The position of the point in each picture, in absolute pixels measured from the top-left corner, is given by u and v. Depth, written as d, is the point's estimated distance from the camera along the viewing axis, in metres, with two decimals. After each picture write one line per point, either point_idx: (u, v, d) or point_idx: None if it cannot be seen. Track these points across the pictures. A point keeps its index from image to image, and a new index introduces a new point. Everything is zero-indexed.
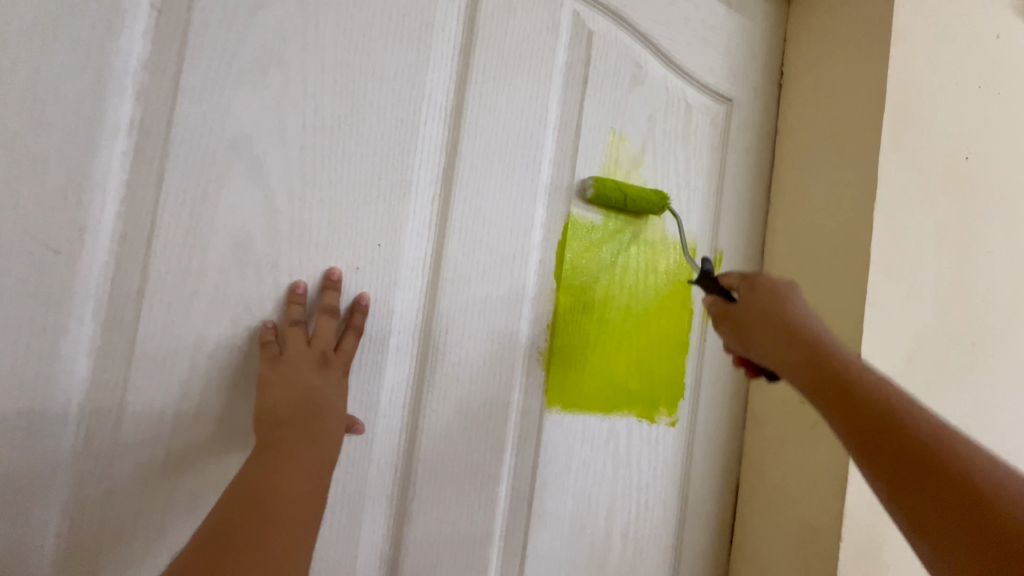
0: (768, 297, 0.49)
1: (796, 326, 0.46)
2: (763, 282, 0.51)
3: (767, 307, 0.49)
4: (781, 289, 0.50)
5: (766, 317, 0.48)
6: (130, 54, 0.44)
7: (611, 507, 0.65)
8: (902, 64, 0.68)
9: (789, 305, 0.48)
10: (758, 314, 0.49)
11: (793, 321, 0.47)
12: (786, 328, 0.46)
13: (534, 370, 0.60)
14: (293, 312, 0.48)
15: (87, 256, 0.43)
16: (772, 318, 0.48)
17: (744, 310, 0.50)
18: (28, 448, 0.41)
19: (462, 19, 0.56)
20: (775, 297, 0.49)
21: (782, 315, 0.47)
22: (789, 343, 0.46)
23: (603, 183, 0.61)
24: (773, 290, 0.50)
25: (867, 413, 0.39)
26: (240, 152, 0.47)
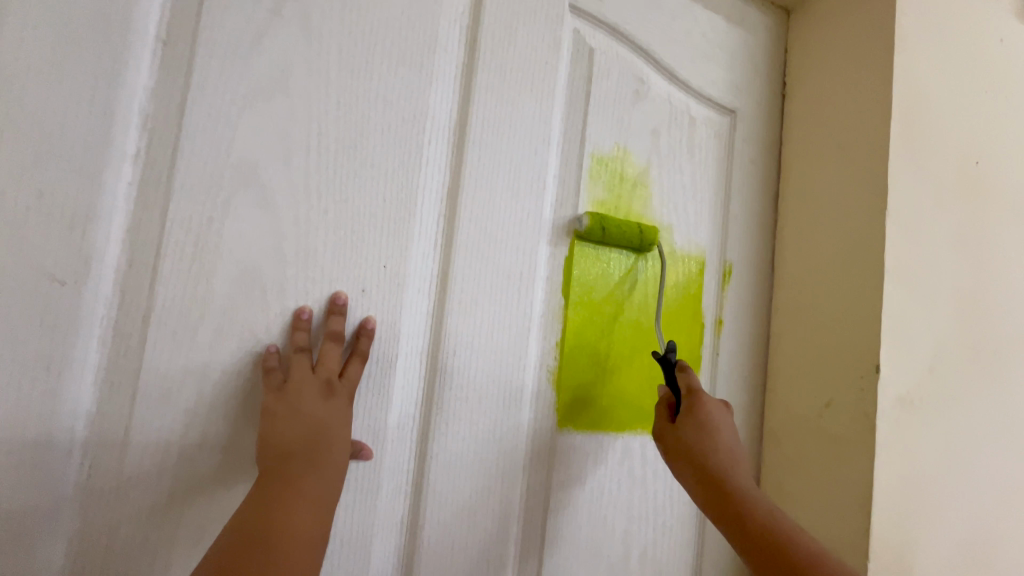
0: (694, 430, 0.54)
1: (713, 468, 0.51)
2: (694, 407, 0.55)
3: (694, 445, 0.53)
4: (706, 419, 0.54)
5: (690, 453, 0.53)
6: (136, 84, 0.44)
7: (628, 529, 0.63)
8: (907, 70, 0.67)
9: (708, 441, 0.53)
10: (687, 451, 0.53)
11: (713, 463, 0.52)
12: (708, 469, 0.51)
13: (544, 389, 0.59)
14: (298, 338, 0.47)
15: (93, 285, 0.43)
16: (692, 460, 0.53)
17: (673, 440, 0.55)
18: (31, 482, 0.40)
19: (464, 41, 0.56)
20: (699, 434, 0.53)
21: (703, 455, 0.52)
22: (707, 485, 0.51)
23: (596, 222, 0.59)
24: (700, 423, 0.54)
25: (776, 567, 0.45)
26: (245, 178, 0.47)
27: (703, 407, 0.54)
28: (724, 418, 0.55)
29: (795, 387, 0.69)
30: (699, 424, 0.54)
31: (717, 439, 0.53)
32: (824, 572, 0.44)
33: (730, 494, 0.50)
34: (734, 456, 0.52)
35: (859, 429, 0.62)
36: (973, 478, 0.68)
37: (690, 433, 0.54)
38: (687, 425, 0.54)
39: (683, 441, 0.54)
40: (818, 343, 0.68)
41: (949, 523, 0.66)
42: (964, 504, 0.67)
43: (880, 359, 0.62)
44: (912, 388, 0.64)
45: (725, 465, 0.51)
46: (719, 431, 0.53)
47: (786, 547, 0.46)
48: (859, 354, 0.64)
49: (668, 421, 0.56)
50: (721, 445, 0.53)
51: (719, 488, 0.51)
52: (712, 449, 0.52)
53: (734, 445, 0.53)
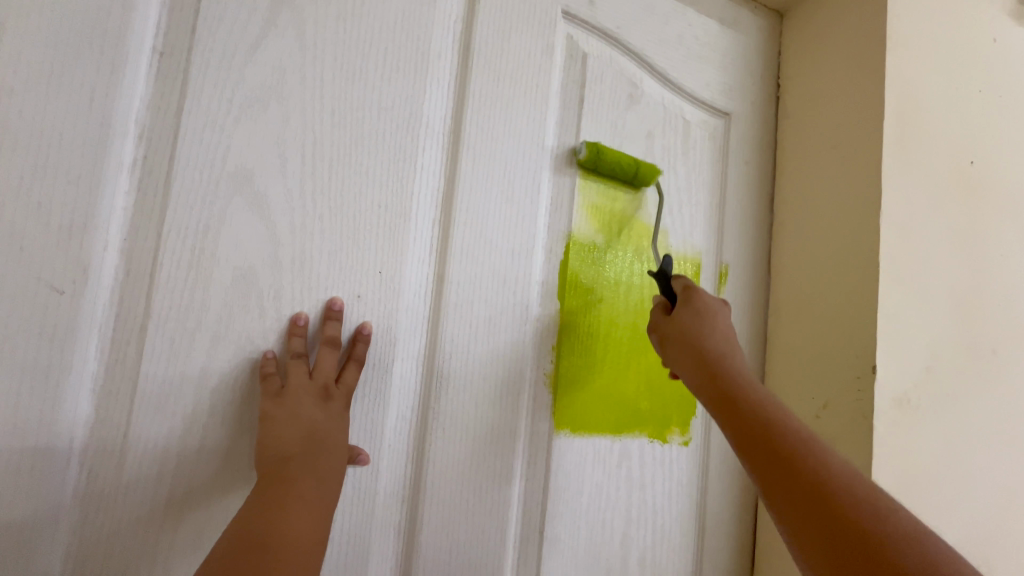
0: (690, 317, 0.50)
1: (708, 348, 0.47)
2: (693, 299, 0.51)
3: (688, 328, 0.49)
4: (705, 308, 0.50)
5: (684, 335, 0.49)
6: (133, 96, 0.45)
7: (626, 532, 0.63)
8: (900, 72, 0.68)
9: (706, 327, 0.49)
10: (680, 334, 0.50)
11: (707, 345, 0.47)
12: (701, 350, 0.47)
13: (540, 392, 0.59)
14: (295, 344, 0.48)
15: (91, 295, 0.43)
16: (686, 338, 0.49)
17: (668, 327, 0.51)
18: (30, 490, 0.40)
19: (458, 47, 0.57)
20: (695, 318, 0.50)
21: (697, 336, 0.48)
22: (698, 360, 0.47)
23: (603, 153, 0.61)
24: (696, 308, 0.51)
25: (761, 441, 0.40)
26: (241, 187, 0.47)
27: (700, 300, 0.51)
28: (722, 313, 0.51)
29: (793, 389, 0.69)
30: (696, 309, 0.50)
31: (714, 324, 0.49)
32: (811, 455, 0.39)
33: (721, 371, 0.46)
34: (734, 346, 0.48)
35: (856, 431, 0.62)
36: (972, 478, 0.68)
37: (686, 320, 0.50)
38: (682, 314, 0.51)
39: (678, 324, 0.50)
40: (815, 345, 0.68)
41: (948, 524, 0.66)
42: (963, 505, 0.67)
43: (876, 360, 0.62)
44: (909, 389, 0.64)
45: (721, 347, 0.47)
46: (716, 318, 0.50)
47: (775, 427, 0.41)
48: (855, 355, 0.64)
49: (663, 314, 0.53)
50: (717, 330, 0.49)
51: (711, 365, 0.46)
52: (708, 332, 0.48)
53: (730, 332, 0.49)
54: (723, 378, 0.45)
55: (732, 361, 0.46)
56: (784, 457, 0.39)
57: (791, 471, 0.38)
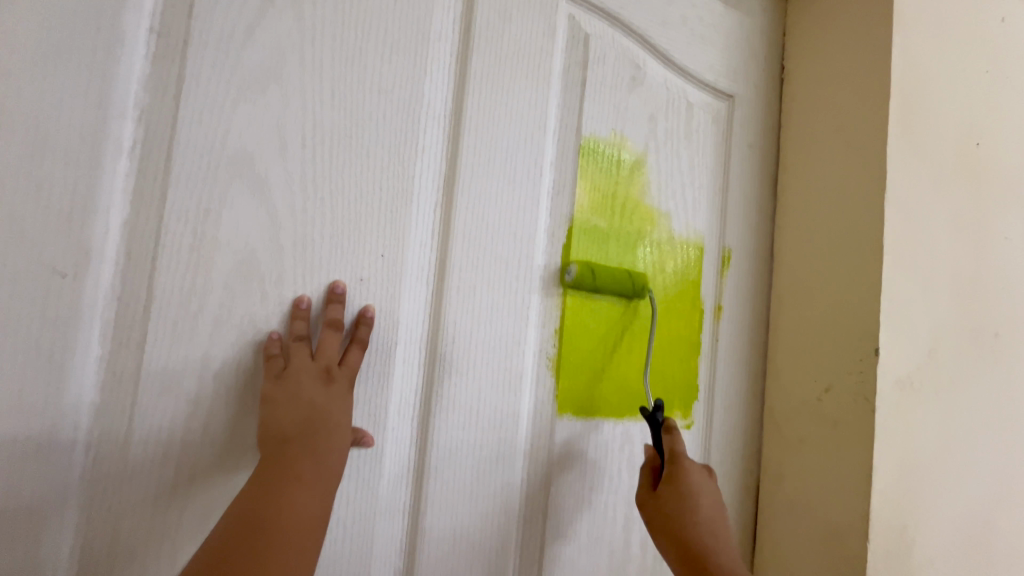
0: (678, 499, 0.55)
1: (696, 547, 0.54)
2: (676, 480, 0.56)
3: (677, 520, 0.55)
4: (690, 488, 0.55)
5: (673, 532, 0.55)
6: (130, 76, 0.44)
7: (629, 515, 0.63)
8: (907, 51, 0.67)
9: (695, 527, 0.55)
10: (667, 522, 0.55)
11: (701, 565, 0.53)
12: (691, 557, 0.54)
13: (543, 375, 0.59)
14: (297, 327, 0.48)
15: (92, 277, 0.43)
16: (676, 547, 0.54)
17: (656, 509, 0.56)
18: (37, 472, 0.41)
19: (459, 29, 0.56)
20: (679, 506, 0.55)
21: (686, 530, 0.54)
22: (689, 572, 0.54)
23: (599, 273, 0.60)
24: (681, 492, 0.55)
25: None
26: (241, 169, 0.47)
27: (684, 470, 0.56)
28: (704, 482, 0.56)
29: (794, 373, 0.69)
30: (679, 491, 0.55)
31: (699, 512, 0.55)
32: None
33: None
34: (716, 523, 0.55)
35: (858, 413, 0.63)
36: (972, 460, 0.68)
37: (671, 500, 0.56)
38: (669, 494, 0.56)
39: (665, 511, 0.56)
40: (816, 328, 0.68)
41: (948, 505, 0.66)
42: (964, 487, 0.67)
43: (879, 343, 0.62)
44: (911, 370, 0.64)
45: (707, 533, 0.54)
46: (699, 495, 0.56)
47: None
48: (857, 337, 0.64)
49: (648, 492, 0.58)
50: (701, 513, 0.55)
51: (702, 566, 0.53)
52: (698, 534, 0.54)
53: (712, 506, 0.56)
54: None
55: (719, 549, 0.54)
56: None
57: None
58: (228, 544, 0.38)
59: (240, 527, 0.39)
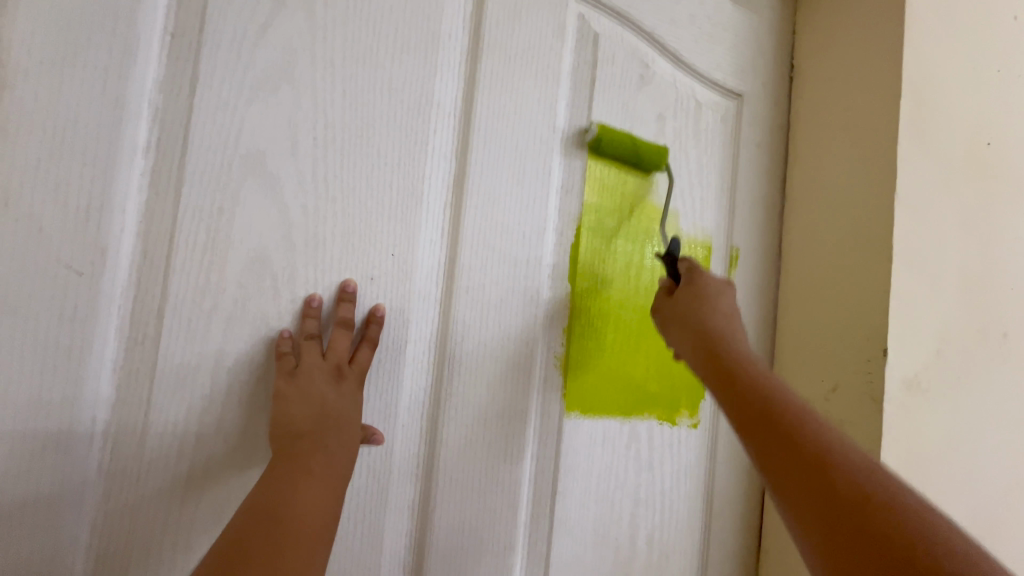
0: (692, 299, 0.52)
1: (711, 330, 0.48)
2: (696, 282, 0.53)
3: (689, 309, 0.51)
4: (707, 294, 0.52)
5: (686, 317, 0.51)
6: (145, 77, 0.45)
7: (634, 512, 0.64)
8: (919, 51, 0.66)
9: (710, 312, 0.50)
10: (682, 315, 0.51)
11: (707, 323, 0.49)
12: (699, 328, 0.49)
13: (551, 374, 0.60)
14: (309, 325, 0.48)
15: (109, 276, 0.44)
16: (689, 330, 0.50)
17: (671, 308, 0.52)
18: (55, 468, 0.41)
19: (468, 28, 0.56)
20: (696, 302, 0.51)
21: (700, 318, 0.49)
22: (698, 351, 0.48)
23: (644, 147, 0.62)
24: (697, 289, 0.52)
25: (745, 408, 0.41)
26: (253, 169, 0.47)
27: (704, 283, 0.52)
28: (726, 294, 0.52)
29: (801, 373, 0.70)
30: (695, 292, 0.52)
31: (717, 307, 0.50)
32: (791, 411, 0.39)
33: (723, 356, 0.46)
34: (740, 336, 0.48)
35: (866, 413, 0.63)
36: (980, 462, 0.68)
37: (686, 300, 0.52)
38: (683, 296, 0.52)
39: (679, 305, 0.52)
40: (824, 328, 0.68)
41: (955, 506, 0.66)
42: (971, 489, 0.67)
43: (887, 344, 0.62)
44: (919, 372, 0.64)
45: (722, 328, 0.48)
46: (719, 299, 0.51)
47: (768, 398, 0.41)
48: (866, 338, 0.64)
49: (666, 296, 0.55)
50: (718, 308, 0.50)
51: (711, 351, 0.47)
52: (710, 312, 0.50)
53: (734, 315, 0.50)
54: (719, 355, 0.46)
55: (738, 343, 0.47)
56: (763, 411, 0.40)
57: (763, 412, 0.40)
58: (239, 536, 0.38)
59: (254, 519, 0.39)
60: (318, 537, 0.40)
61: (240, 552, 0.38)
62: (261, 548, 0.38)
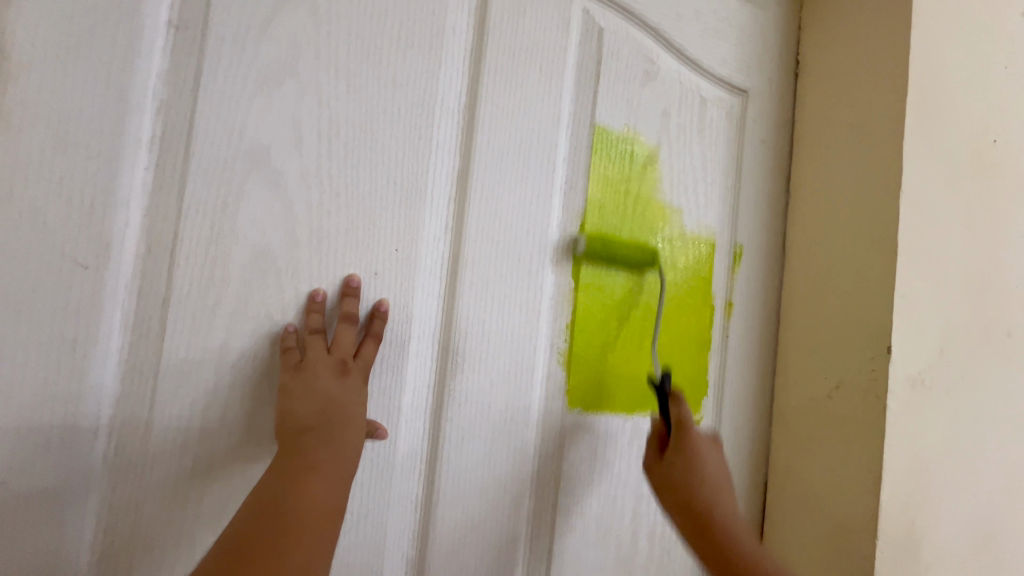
0: (683, 465, 0.57)
1: (700, 522, 0.55)
2: (686, 438, 0.57)
3: (682, 475, 0.56)
4: (698, 447, 0.57)
5: (677, 484, 0.56)
6: (149, 70, 0.44)
7: (637, 509, 0.64)
8: (925, 47, 0.66)
9: (700, 481, 0.56)
10: (674, 485, 0.57)
11: (697, 494, 0.55)
12: (694, 509, 0.55)
13: (554, 371, 0.59)
14: (313, 320, 0.48)
15: (113, 269, 0.43)
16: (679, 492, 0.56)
17: (662, 474, 0.58)
18: (60, 461, 0.41)
19: (473, 24, 0.56)
20: (685, 477, 0.56)
21: (691, 497, 0.56)
22: (690, 523, 0.55)
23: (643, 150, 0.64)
24: (686, 453, 0.57)
25: None
26: (258, 163, 0.47)
27: (691, 437, 0.57)
28: (710, 450, 0.58)
29: (804, 371, 0.69)
30: (689, 446, 0.57)
31: (705, 471, 0.56)
32: None
33: (719, 536, 0.54)
34: (726, 494, 0.56)
35: (868, 410, 0.63)
36: (983, 459, 0.68)
37: (678, 464, 0.57)
38: (676, 460, 0.57)
39: (674, 478, 0.57)
40: (828, 325, 0.68)
41: (957, 503, 0.66)
42: (973, 486, 0.67)
43: (891, 341, 0.62)
44: (923, 369, 0.64)
45: (711, 502, 0.55)
46: (704, 461, 0.57)
47: None
48: (870, 336, 0.64)
49: (655, 456, 0.59)
50: (706, 475, 0.56)
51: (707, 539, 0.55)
52: (700, 478, 0.56)
53: (720, 469, 0.57)
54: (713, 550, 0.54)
55: (727, 522, 0.55)
56: None
57: None
58: (261, 516, 0.39)
59: (260, 513, 0.40)
60: (321, 532, 0.40)
61: (259, 533, 0.39)
62: (277, 533, 0.39)
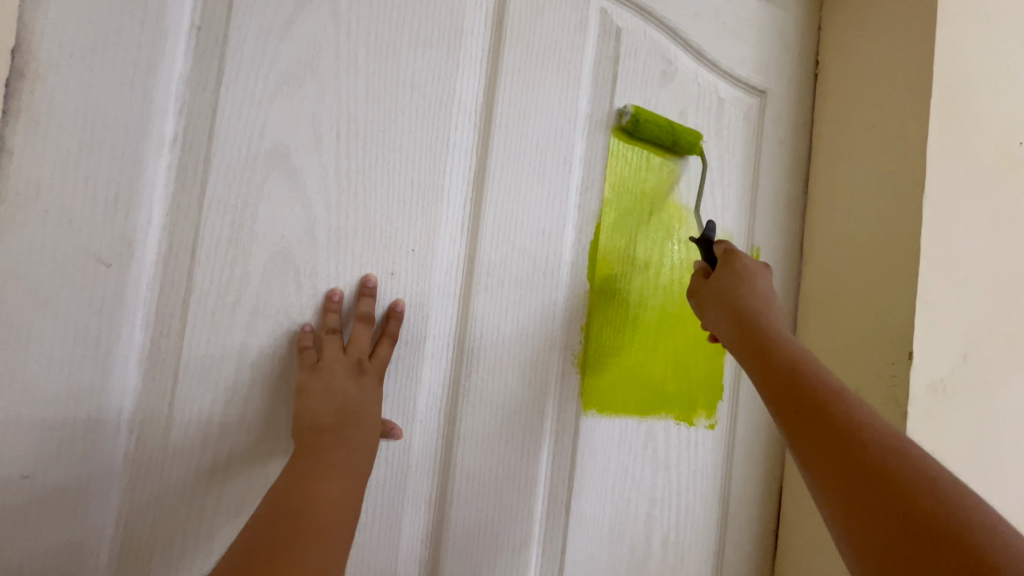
0: (728, 278, 0.51)
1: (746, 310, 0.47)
2: (733, 262, 0.52)
3: (724, 299, 0.50)
4: (745, 275, 0.50)
5: (724, 304, 0.49)
6: (172, 71, 0.45)
7: (650, 512, 0.63)
8: (951, 46, 0.64)
9: (747, 293, 0.49)
10: (720, 297, 0.50)
11: (742, 301, 0.48)
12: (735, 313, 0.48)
13: (569, 372, 0.59)
14: (330, 320, 0.49)
15: (136, 268, 0.44)
16: (733, 315, 0.48)
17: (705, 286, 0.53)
18: (83, 456, 0.42)
19: (491, 22, 0.56)
20: (733, 280, 0.50)
21: (734, 294, 0.49)
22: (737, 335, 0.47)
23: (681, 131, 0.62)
24: (734, 271, 0.51)
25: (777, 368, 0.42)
26: (278, 163, 0.48)
27: (738, 261, 0.52)
28: (762, 273, 0.51)
29: None
30: (737, 273, 0.51)
31: (755, 289, 0.49)
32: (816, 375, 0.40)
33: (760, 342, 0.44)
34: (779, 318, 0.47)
35: (888, 417, 0.62)
36: (1005, 468, 0.67)
37: (722, 280, 0.51)
38: (721, 275, 0.52)
39: (719, 283, 0.51)
40: (847, 330, 0.67)
41: None
42: (995, 496, 0.66)
43: (913, 346, 0.61)
44: (945, 376, 0.63)
45: (757, 307, 0.47)
46: (755, 279, 0.50)
47: (800, 373, 0.41)
48: (890, 341, 0.62)
49: (701, 277, 0.54)
50: (756, 290, 0.49)
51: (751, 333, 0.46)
52: (745, 294, 0.49)
53: (770, 295, 0.49)
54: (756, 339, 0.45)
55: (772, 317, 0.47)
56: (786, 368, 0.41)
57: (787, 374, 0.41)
58: (282, 513, 0.39)
59: (276, 513, 0.39)
60: (337, 530, 0.40)
61: (282, 529, 0.38)
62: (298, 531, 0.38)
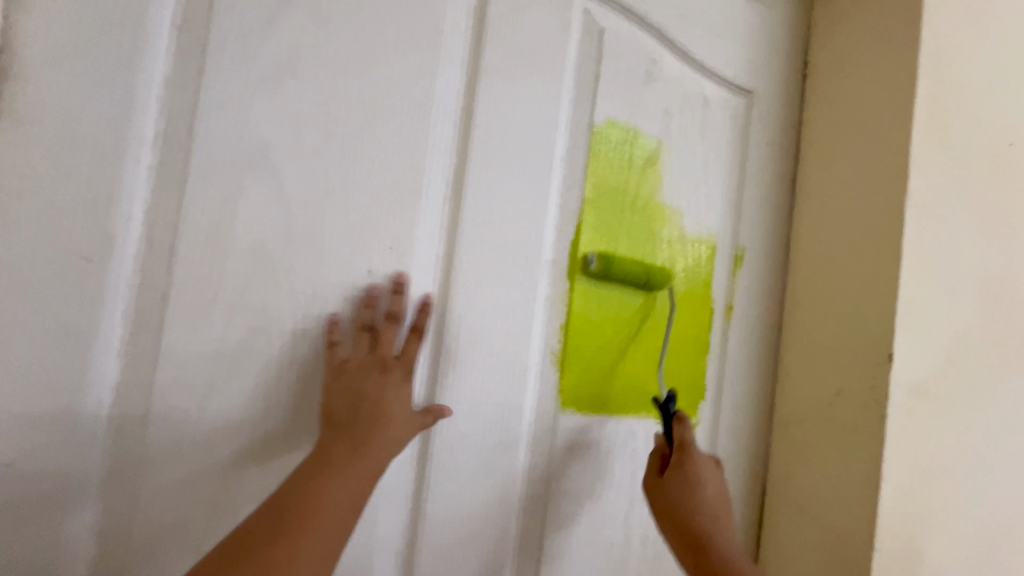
0: (680, 482, 0.57)
1: (696, 530, 0.56)
2: (687, 464, 0.57)
3: (677, 497, 0.56)
4: (698, 474, 0.57)
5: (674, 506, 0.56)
6: (153, 71, 0.46)
7: (629, 511, 0.64)
8: (936, 48, 0.65)
9: (697, 505, 0.56)
10: (670, 507, 0.57)
11: (694, 520, 0.56)
12: (685, 527, 0.56)
13: (547, 370, 0.60)
14: (365, 317, 0.51)
15: (115, 263, 0.45)
16: (681, 527, 0.56)
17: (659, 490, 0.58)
18: (62, 446, 0.43)
19: (472, 25, 0.56)
20: (685, 488, 0.56)
21: (688, 508, 0.56)
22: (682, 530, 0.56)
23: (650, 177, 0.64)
24: (687, 477, 0.57)
25: None
26: (256, 161, 0.49)
27: (693, 459, 0.57)
28: (711, 472, 0.58)
29: (804, 378, 0.68)
30: (687, 477, 0.56)
31: (702, 499, 0.56)
32: None
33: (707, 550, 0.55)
34: (721, 514, 0.57)
35: (869, 418, 0.62)
36: (989, 470, 0.66)
37: (676, 485, 0.57)
38: (674, 479, 0.57)
39: (672, 497, 0.57)
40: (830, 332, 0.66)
41: (961, 515, 0.65)
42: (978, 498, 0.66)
43: (894, 347, 0.61)
44: (927, 377, 0.63)
45: (707, 528, 0.56)
46: (705, 484, 0.57)
47: None
48: (872, 342, 0.62)
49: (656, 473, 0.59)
50: (704, 499, 0.56)
51: (698, 546, 0.55)
52: (696, 509, 0.56)
53: (717, 503, 0.57)
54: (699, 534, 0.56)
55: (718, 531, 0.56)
56: None
57: None
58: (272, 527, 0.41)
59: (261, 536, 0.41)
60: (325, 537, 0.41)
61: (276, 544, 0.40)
62: (291, 533, 0.40)
